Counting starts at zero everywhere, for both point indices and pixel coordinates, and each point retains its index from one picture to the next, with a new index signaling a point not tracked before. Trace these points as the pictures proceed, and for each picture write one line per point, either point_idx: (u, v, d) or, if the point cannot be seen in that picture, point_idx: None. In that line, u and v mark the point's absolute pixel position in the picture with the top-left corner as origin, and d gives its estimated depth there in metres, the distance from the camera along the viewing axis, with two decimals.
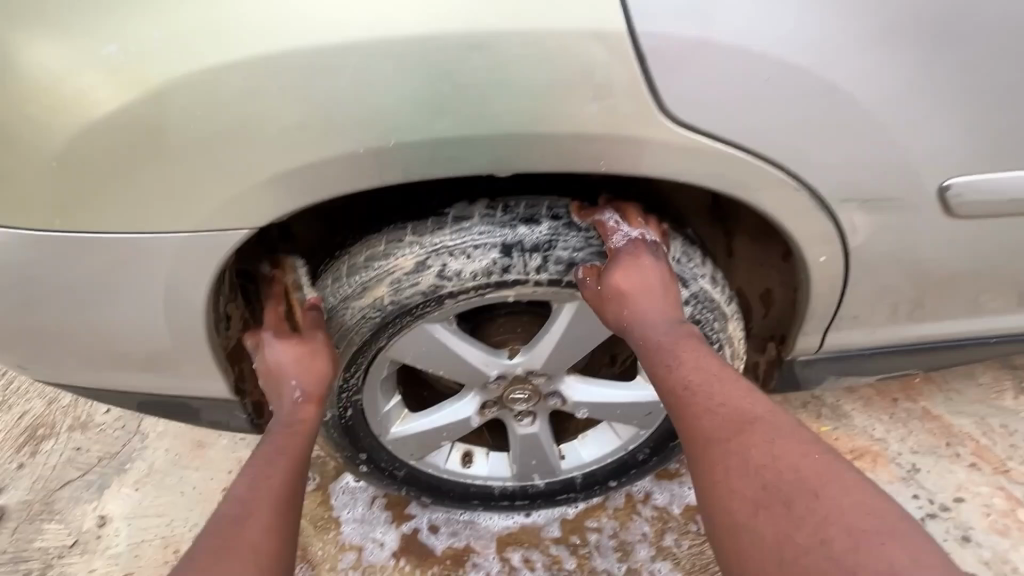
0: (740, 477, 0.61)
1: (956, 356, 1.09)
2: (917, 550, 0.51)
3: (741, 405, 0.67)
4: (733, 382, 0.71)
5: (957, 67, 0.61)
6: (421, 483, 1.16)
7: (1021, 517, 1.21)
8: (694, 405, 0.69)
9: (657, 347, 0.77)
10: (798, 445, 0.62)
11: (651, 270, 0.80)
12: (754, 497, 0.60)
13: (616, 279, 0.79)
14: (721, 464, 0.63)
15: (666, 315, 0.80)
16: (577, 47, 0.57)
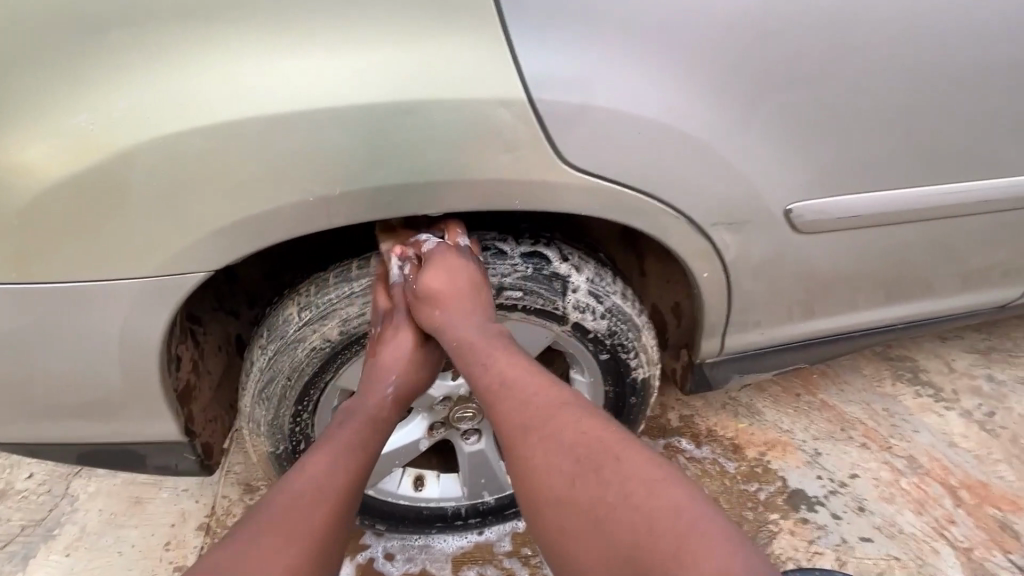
0: (573, 500, 0.64)
1: (834, 349, 1.28)
2: (723, 546, 0.56)
3: (581, 429, 0.69)
4: (538, 375, 0.77)
5: (785, 120, 0.77)
6: (374, 510, 1.19)
7: (904, 485, 1.39)
8: (508, 399, 0.75)
9: (473, 348, 0.82)
10: (627, 460, 0.65)
11: (459, 269, 0.83)
12: (585, 518, 0.63)
13: (424, 280, 0.85)
14: (535, 453, 0.69)
15: (478, 318, 0.84)
16: (488, 112, 0.65)
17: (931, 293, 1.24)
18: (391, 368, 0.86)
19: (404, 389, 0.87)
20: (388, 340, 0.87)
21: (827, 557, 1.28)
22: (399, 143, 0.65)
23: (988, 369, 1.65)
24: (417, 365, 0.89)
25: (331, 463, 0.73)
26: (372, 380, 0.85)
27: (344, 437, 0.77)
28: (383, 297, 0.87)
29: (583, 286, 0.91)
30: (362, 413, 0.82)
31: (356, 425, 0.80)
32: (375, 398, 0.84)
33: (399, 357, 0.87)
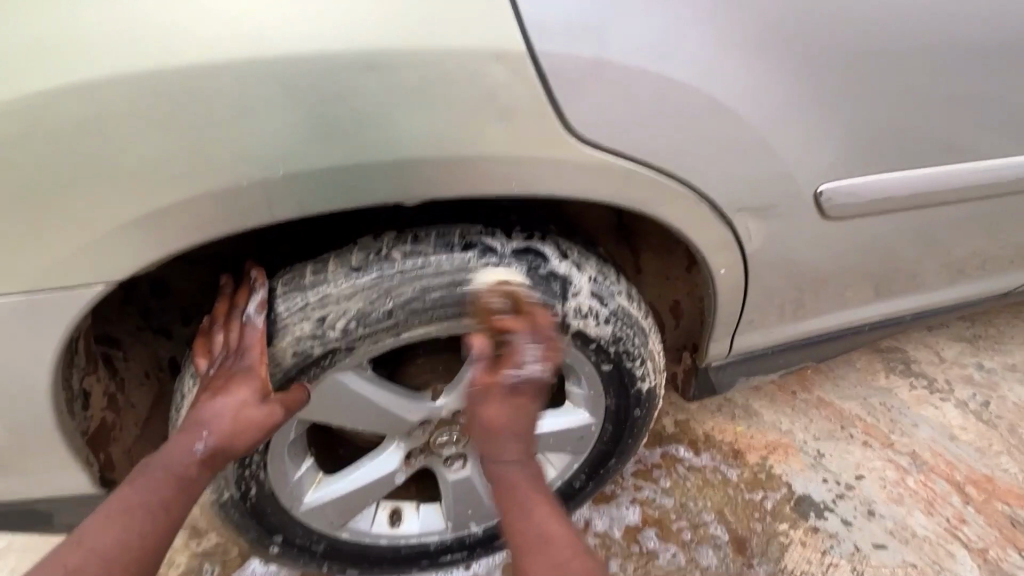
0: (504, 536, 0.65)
1: (840, 345, 1.20)
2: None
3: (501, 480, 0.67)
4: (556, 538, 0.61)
5: (819, 85, 0.66)
6: (345, 554, 1.03)
7: (911, 484, 1.32)
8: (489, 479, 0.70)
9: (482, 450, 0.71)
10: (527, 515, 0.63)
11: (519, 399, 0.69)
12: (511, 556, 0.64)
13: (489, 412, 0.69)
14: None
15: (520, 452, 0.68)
16: (475, 69, 0.51)
17: (937, 281, 1.17)
18: (203, 423, 0.68)
19: (219, 452, 0.68)
20: (215, 384, 0.69)
21: (842, 569, 1.19)
22: (363, 108, 0.50)
23: (977, 357, 1.61)
24: (241, 427, 0.68)
25: (118, 531, 0.59)
26: (185, 431, 0.68)
27: (140, 496, 0.63)
28: (231, 327, 0.71)
29: (586, 286, 0.79)
30: (149, 474, 0.65)
31: (148, 474, 0.65)
32: (171, 456, 0.66)
33: (218, 413, 0.68)
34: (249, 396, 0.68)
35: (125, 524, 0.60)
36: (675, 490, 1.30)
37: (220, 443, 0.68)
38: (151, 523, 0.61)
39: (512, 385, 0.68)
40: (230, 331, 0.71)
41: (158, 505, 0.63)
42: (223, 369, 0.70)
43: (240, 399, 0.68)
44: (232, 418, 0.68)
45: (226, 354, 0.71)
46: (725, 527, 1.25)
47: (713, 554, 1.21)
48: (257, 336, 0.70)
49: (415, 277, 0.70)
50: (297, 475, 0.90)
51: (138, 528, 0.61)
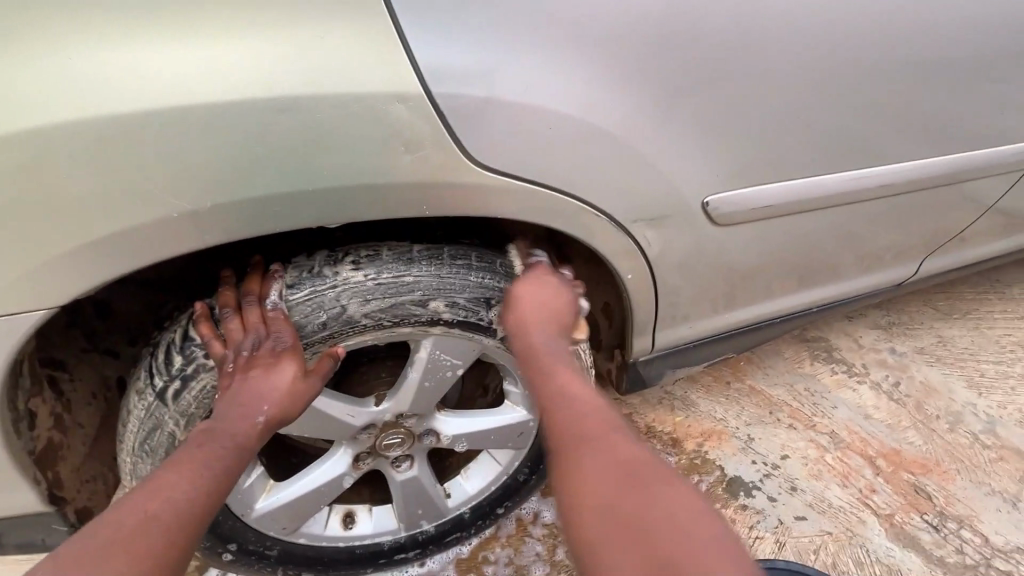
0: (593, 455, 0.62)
1: (757, 336, 1.32)
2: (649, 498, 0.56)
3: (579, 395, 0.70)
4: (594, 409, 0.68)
5: (695, 111, 0.76)
6: (300, 557, 1.08)
7: (829, 461, 1.45)
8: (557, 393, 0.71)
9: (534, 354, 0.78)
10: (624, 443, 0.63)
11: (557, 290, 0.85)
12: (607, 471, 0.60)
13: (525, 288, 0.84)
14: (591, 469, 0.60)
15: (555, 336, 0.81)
16: (382, 108, 0.58)
17: (839, 276, 1.30)
18: (254, 398, 0.71)
19: (272, 422, 0.73)
20: (258, 362, 0.72)
21: (767, 541, 1.30)
22: (281, 144, 0.57)
23: (891, 343, 1.77)
24: (295, 399, 0.74)
25: (190, 486, 0.62)
26: (232, 405, 0.71)
27: (206, 459, 0.66)
28: (257, 313, 0.74)
29: (507, 292, 0.86)
30: (215, 441, 0.68)
31: (208, 443, 0.67)
32: (229, 426, 0.70)
33: (268, 388, 0.72)
34: (296, 371, 0.74)
35: (197, 481, 0.63)
36: None
37: (275, 414, 0.73)
38: (218, 481, 0.65)
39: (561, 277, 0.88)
40: (254, 315, 0.74)
41: (225, 468, 0.67)
42: (259, 350, 0.73)
43: (289, 375, 0.73)
44: (281, 393, 0.73)
45: (255, 336, 0.73)
46: None
47: None
48: (285, 321, 0.74)
49: (342, 290, 0.76)
50: (247, 482, 0.95)
51: (206, 485, 0.63)
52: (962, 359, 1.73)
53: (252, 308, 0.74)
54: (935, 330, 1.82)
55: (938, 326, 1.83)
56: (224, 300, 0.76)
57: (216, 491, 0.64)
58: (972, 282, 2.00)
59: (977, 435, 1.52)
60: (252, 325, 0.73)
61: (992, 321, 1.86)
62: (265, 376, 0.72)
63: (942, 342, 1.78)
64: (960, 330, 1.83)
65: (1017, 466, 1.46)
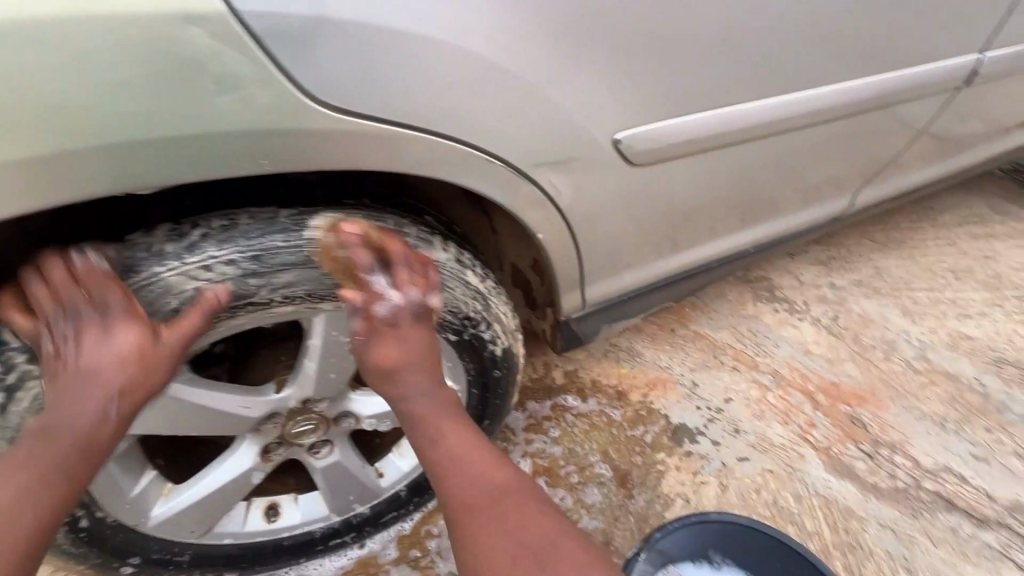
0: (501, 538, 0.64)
1: (695, 282, 1.27)
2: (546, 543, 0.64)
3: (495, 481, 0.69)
4: (475, 470, 0.69)
5: (592, 31, 0.66)
6: (218, 557, 0.99)
7: (771, 399, 1.46)
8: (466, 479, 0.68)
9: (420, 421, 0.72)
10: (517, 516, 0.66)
11: (409, 333, 0.70)
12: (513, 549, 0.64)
13: (377, 351, 0.69)
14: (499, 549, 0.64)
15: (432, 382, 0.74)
16: (175, 35, 0.48)
17: (775, 213, 1.25)
18: (94, 385, 0.62)
19: (134, 398, 0.64)
20: (90, 341, 0.61)
21: (711, 485, 1.30)
22: (61, 90, 0.47)
23: (831, 277, 1.78)
24: (146, 371, 0.63)
25: (15, 510, 0.59)
26: (72, 394, 0.62)
27: (42, 468, 0.61)
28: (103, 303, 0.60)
29: None
30: (55, 441, 0.61)
31: (47, 445, 0.61)
32: (72, 423, 0.62)
33: (108, 368, 0.61)
34: (135, 346, 0.61)
35: (24, 504, 0.59)
36: (563, 438, 1.36)
37: (131, 392, 0.63)
38: (59, 492, 0.61)
39: (389, 318, 0.68)
40: (63, 282, 0.59)
41: (69, 472, 0.62)
42: (86, 324, 0.60)
43: (130, 349, 0.61)
44: (128, 371, 0.62)
45: (73, 307, 0.60)
46: (609, 465, 1.32)
47: (598, 492, 1.28)
48: (110, 283, 0.60)
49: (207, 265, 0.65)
50: (137, 490, 0.85)
51: (41, 504, 0.60)
52: (897, 288, 1.76)
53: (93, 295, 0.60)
54: (873, 261, 1.83)
55: (875, 258, 1.84)
56: (52, 271, 0.60)
57: (57, 500, 0.61)
58: (909, 212, 2.02)
59: (910, 361, 1.56)
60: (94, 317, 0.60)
61: (926, 250, 1.89)
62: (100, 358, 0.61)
63: (879, 273, 1.80)
64: (896, 259, 1.85)
65: (946, 388, 1.50)
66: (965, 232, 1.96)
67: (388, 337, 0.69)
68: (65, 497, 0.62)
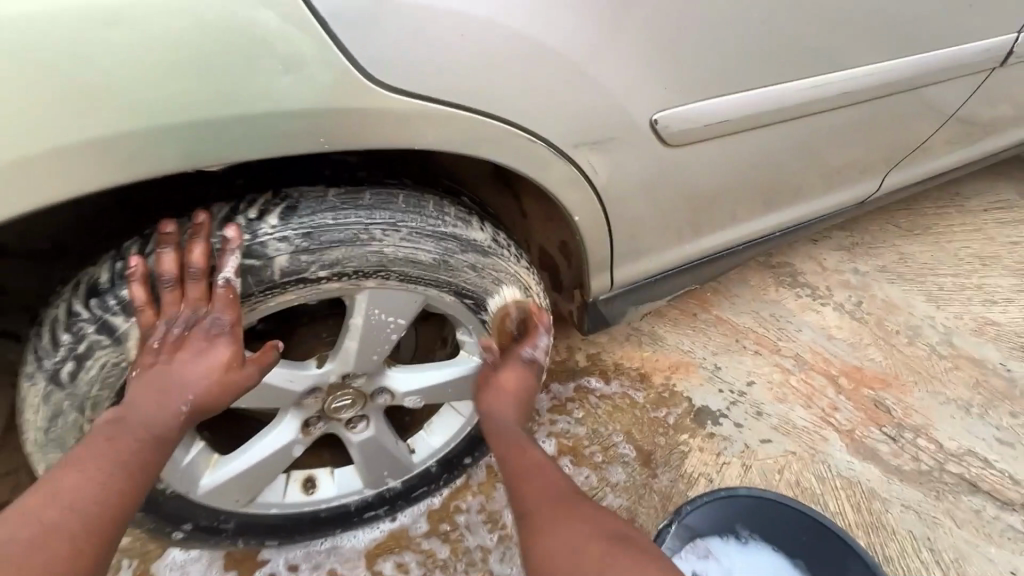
0: (577, 540, 0.64)
1: (720, 265, 1.28)
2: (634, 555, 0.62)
3: (556, 488, 0.71)
4: (538, 475, 0.73)
5: (632, 11, 0.68)
6: (259, 527, 1.04)
7: (793, 383, 1.47)
8: (528, 487, 0.72)
9: (498, 433, 0.80)
10: (594, 524, 0.66)
11: (523, 371, 0.86)
12: (594, 549, 0.63)
13: (499, 376, 0.85)
14: (561, 543, 0.64)
15: (517, 410, 0.83)
16: (244, 20, 0.51)
17: (804, 196, 1.25)
18: (180, 386, 0.68)
19: (200, 413, 0.70)
20: (190, 344, 0.68)
21: (733, 466, 1.32)
22: (163, 77, 0.50)
23: (854, 263, 1.77)
24: (223, 394, 0.70)
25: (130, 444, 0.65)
26: (160, 387, 0.67)
27: (146, 410, 0.66)
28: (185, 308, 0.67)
29: (440, 237, 0.78)
30: (159, 396, 0.67)
31: (144, 405, 0.66)
32: (155, 414, 0.67)
33: (196, 377, 0.68)
34: (232, 363, 0.70)
35: (135, 445, 0.65)
36: (587, 419, 1.38)
37: (208, 408, 0.70)
38: (152, 449, 0.66)
39: (526, 357, 0.86)
40: (195, 291, 0.67)
41: (152, 439, 0.66)
42: (194, 329, 0.68)
43: (220, 366, 0.69)
44: (209, 385, 0.69)
45: (195, 316, 0.68)
46: (632, 445, 1.35)
47: (621, 471, 1.31)
48: (229, 305, 0.68)
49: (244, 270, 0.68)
50: (187, 460, 0.89)
51: (146, 449, 0.66)
52: (921, 274, 1.75)
53: (203, 306, 0.68)
54: (897, 247, 1.82)
55: (900, 244, 1.83)
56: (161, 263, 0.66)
57: (154, 447, 0.66)
58: (934, 197, 2.00)
59: (935, 346, 1.55)
60: (192, 323, 0.68)
61: (951, 235, 1.87)
62: (196, 360, 0.68)
63: (903, 258, 1.79)
64: (920, 245, 1.83)
65: (970, 373, 1.50)
66: (992, 217, 1.94)
67: (509, 363, 0.86)
68: (152, 455, 0.66)
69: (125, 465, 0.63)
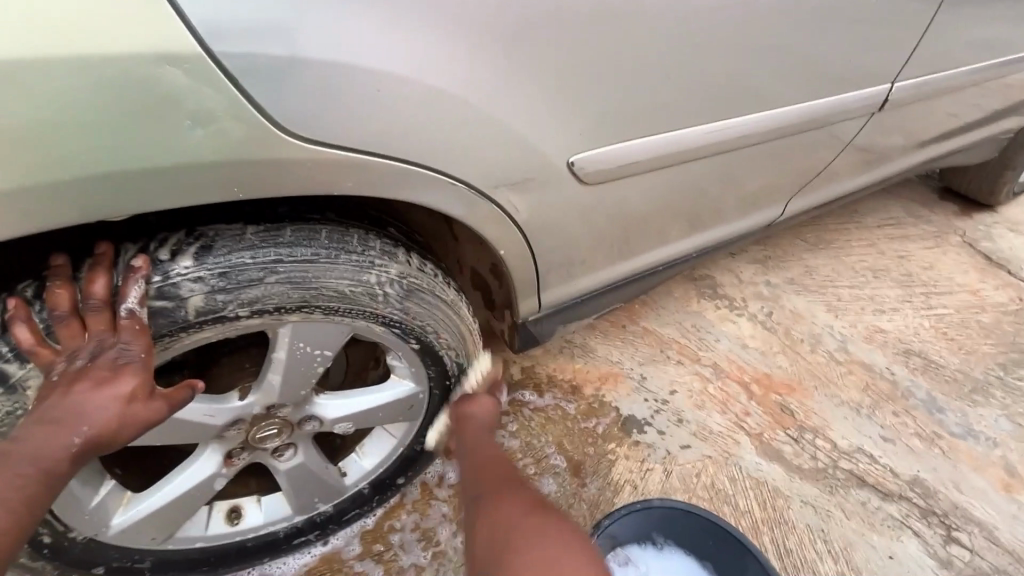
0: (504, 520, 0.70)
1: (643, 284, 1.35)
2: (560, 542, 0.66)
3: (510, 484, 0.79)
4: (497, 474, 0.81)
5: (547, 67, 0.72)
6: (179, 563, 1.00)
7: (711, 390, 1.58)
8: (484, 484, 0.80)
9: (475, 453, 0.87)
10: (529, 513, 0.71)
11: (485, 406, 0.96)
12: (510, 526, 0.69)
13: (465, 408, 0.96)
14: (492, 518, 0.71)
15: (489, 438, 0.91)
16: (152, 75, 0.52)
17: (718, 220, 1.35)
18: (78, 417, 0.64)
19: (101, 442, 0.66)
20: (91, 374, 0.64)
21: (656, 471, 1.41)
22: (63, 126, 0.51)
23: (767, 276, 1.92)
24: (129, 423, 0.67)
25: (22, 472, 0.62)
26: (54, 420, 0.63)
27: (37, 441, 0.62)
28: (82, 341, 0.64)
29: (362, 273, 0.79)
30: (55, 424, 0.63)
31: (36, 438, 0.62)
32: (46, 445, 0.63)
33: (97, 407, 0.64)
34: (135, 391, 0.66)
35: (28, 472, 0.62)
36: (520, 431, 1.43)
37: (111, 436, 0.66)
38: (47, 477, 0.63)
39: (481, 408, 0.95)
40: (99, 321, 0.64)
41: (50, 463, 0.63)
42: (99, 359, 0.64)
43: (125, 396, 0.66)
44: (114, 415, 0.65)
45: (97, 344, 0.64)
46: (563, 455, 1.40)
47: (552, 481, 1.36)
48: (140, 333, 0.65)
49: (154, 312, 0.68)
50: (96, 500, 0.85)
51: (39, 476, 0.63)
52: (823, 285, 1.93)
53: (107, 334, 0.64)
54: (803, 261, 1.99)
55: (806, 258, 2.01)
56: (52, 299, 0.63)
57: (52, 476, 0.64)
58: (835, 215, 2.20)
59: (833, 353, 1.72)
60: (98, 352, 0.64)
61: (849, 250, 2.07)
62: (94, 391, 0.64)
63: (809, 272, 1.96)
64: (823, 259, 2.02)
65: (862, 377, 1.67)
66: (884, 234, 2.16)
67: (473, 400, 0.97)
68: (50, 482, 0.63)
69: (15, 494, 0.61)
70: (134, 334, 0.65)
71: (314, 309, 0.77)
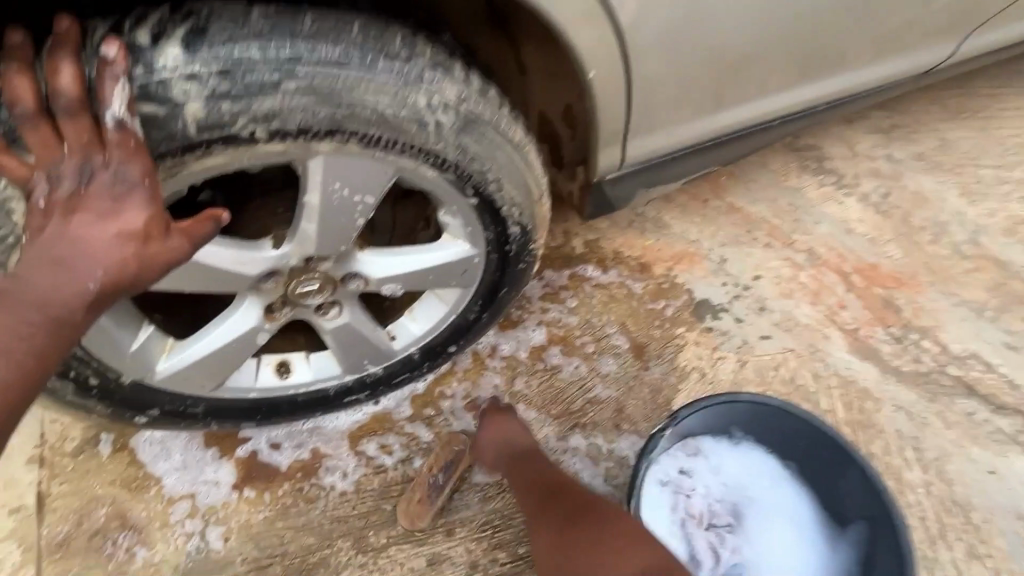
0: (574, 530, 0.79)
1: (747, 145, 1.10)
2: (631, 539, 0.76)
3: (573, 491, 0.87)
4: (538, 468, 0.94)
5: None
6: (232, 411, 0.99)
7: (802, 278, 1.37)
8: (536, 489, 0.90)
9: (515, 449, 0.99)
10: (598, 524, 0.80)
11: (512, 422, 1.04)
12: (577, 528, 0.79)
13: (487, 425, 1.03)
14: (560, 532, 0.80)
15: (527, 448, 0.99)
16: None
17: (856, 61, 1.04)
18: (82, 254, 0.54)
19: (118, 288, 0.57)
20: (89, 202, 0.54)
21: (729, 360, 1.27)
22: None
23: (888, 149, 1.58)
24: (145, 265, 0.57)
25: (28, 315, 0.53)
26: (58, 258, 0.54)
27: (40, 280, 0.54)
28: (59, 155, 0.54)
29: (398, 87, 0.63)
30: (61, 264, 0.54)
31: (40, 277, 0.54)
32: (50, 285, 0.54)
33: (103, 242, 0.55)
34: (145, 227, 0.56)
35: (33, 317, 0.54)
36: (580, 308, 1.30)
37: (124, 282, 0.57)
38: (56, 324, 0.55)
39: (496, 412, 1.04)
40: (76, 130, 0.54)
41: (60, 307, 0.55)
42: (93, 182, 0.54)
43: (134, 231, 0.55)
44: (122, 255, 0.55)
45: (85, 163, 0.54)
46: (626, 336, 1.29)
47: (613, 362, 1.26)
48: (132, 149, 0.55)
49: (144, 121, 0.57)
50: (136, 346, 0.80)
51: (46, 323, 0.54)
52: (960, 164, 1.57)
53: (96, 148, 0.54)
54: (938, 132, 1.61)
55: (942, 128, 1.62)
56: (12, 92, 0.53)
57: (63, 323, 0.55)
58: (991, 74, 1.74)
59: (959, 245, 1.44)
60: (91, 175, 0.54)
61: (1003, 120, 1.65)
62: (94, 226, 0.54)
63: (944, 146, 1.59)
64: (966, 130, 1.63)
65: (992, 275, 1.40)
66: None
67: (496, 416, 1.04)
68: (61, 331, 0.55)
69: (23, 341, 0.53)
70: (121, 149, 0.55)
71: (345, 135, 0.63)
